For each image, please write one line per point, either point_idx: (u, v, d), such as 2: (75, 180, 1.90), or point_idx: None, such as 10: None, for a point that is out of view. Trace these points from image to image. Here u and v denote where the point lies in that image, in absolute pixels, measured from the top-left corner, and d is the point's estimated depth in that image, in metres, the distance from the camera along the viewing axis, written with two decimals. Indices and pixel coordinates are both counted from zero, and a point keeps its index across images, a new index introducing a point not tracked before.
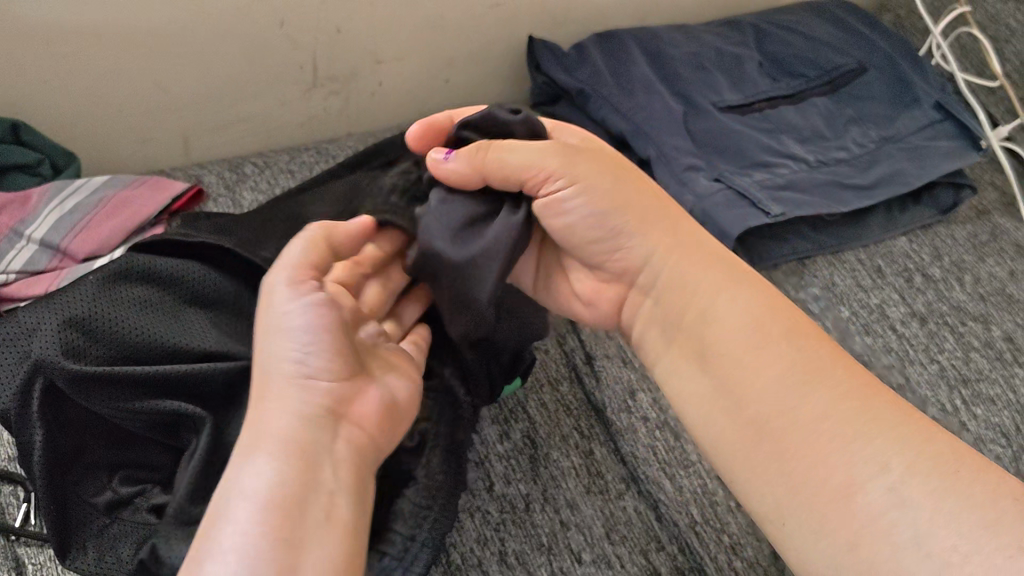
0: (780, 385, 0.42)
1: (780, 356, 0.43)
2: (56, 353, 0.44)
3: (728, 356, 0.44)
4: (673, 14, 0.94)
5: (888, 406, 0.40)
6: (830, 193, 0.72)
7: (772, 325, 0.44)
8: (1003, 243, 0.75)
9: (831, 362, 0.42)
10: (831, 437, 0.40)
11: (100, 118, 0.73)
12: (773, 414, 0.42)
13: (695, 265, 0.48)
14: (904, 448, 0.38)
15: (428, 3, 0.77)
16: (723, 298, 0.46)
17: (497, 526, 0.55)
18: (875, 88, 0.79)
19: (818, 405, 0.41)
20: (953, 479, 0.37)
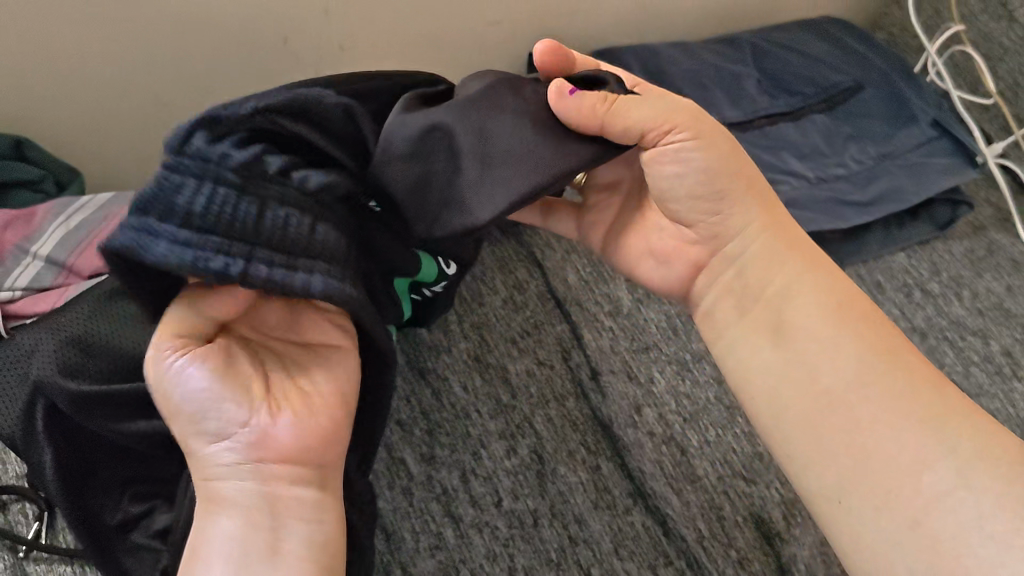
0: (854, 367, 0.45)
1: (851, 346, 0.46)
2: (54, 373, 0.49)
3: (804, 337, 0.47)
4: (673, 32, 0.96)
5: (954, 397, 0.43)
6: (831, 210, 0.74)
7: (847, 314, 0.47)
8: (999, 258, 0.77)
9: (902, 349, 0.45)
10: (886, 421, 0.43)
11: (114, 135, 0.74)
12: (845, 393, 0.44)
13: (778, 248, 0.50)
14: (967, 436, 0.41)
15: (432, 20, 0.79)
16: (802, 286, 0.49)
17: (505, 542, 0.57)
18: (872, 105, 0.82)
19: (890, 389, 0.43)
20: (1018, 472, 0.39)
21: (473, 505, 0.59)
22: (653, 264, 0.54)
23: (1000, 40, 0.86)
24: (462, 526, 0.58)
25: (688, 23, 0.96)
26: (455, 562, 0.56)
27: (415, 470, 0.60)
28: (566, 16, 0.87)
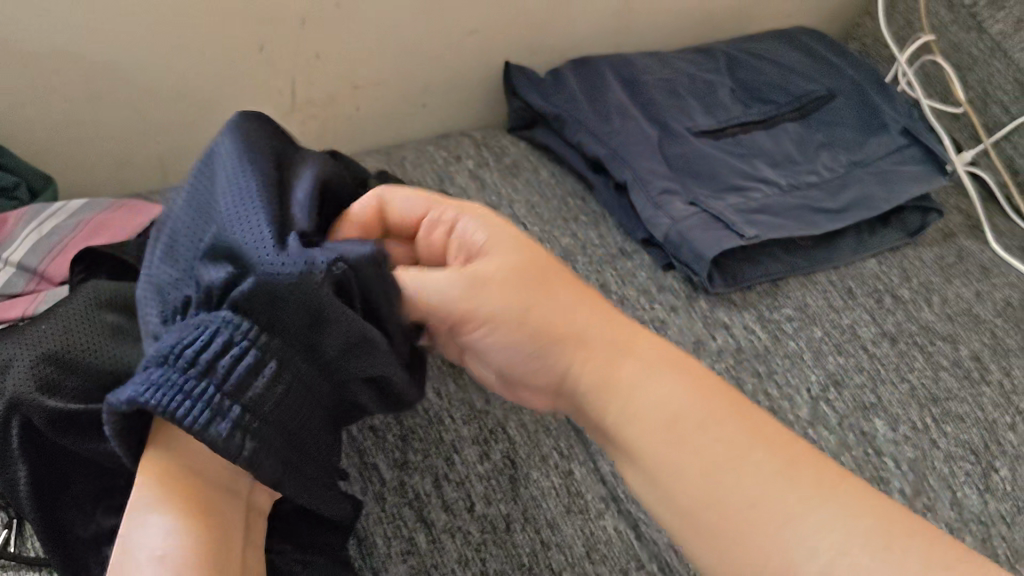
0: (712, 463, 0.42)
1: (709, 441, 0.42)
2: (31, 390, 0.45)
3: (656, 433, 0.44)
4: (648, 42, 0.97)
5: (814, 471, 0.41)
6: (803, 216, 0.73)
7: (691, 409, 0.44)
8: (969, 265, 0.78)
9: (753, 434, 0.43)
10: (767, 503, 0.40)
11: (90, 144, 0.74)
12: (707, 492, 0.41)
13: (614, 349, 0.47)
14: (838, 515, 0.39)
15: (408, 29, 0.80)
16: (635, 385, 0.45)
17: (477, 547, 0.56)
18: (844, 113, 0.83)
19: (753, 483, 0.41)
20: (890, 542, 0.38)
21: (446, 510, 0.58)
22: (493, 382, 0.53)
23: (969, 50, 0.88)
24: (434, 531, 0.57)
25: (664, 34, 0.97)
26: (427, 567, 0.55)
27: (387, 475, 0.59)
28: (542, 27, 0.88)
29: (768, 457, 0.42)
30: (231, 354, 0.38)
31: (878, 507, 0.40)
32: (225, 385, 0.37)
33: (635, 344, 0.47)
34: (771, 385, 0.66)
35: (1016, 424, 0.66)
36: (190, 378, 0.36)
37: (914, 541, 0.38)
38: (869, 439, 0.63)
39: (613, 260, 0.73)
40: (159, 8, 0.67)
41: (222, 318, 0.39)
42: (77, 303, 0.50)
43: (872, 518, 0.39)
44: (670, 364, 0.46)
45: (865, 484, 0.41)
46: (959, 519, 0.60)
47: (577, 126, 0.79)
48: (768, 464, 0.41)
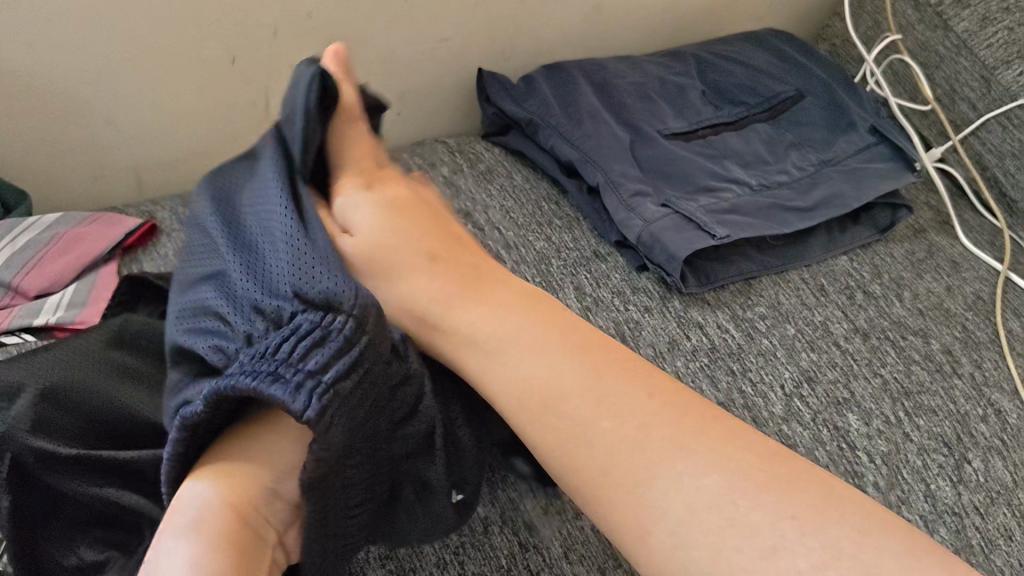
0: (596, 418, 0.41)
1: (571, 415, 0.42)
2: (26, 428, 0.42)
3: (537, 389, 0.43)
4: (620, 48, 0.98)
5: (703, 426, 0.40)
6: (773, 215, 0.74)
7: (550, 382, 0.43)
8: (939, 260, 0.79)
9: (607, 401, 0.42)
10: (656, 458, 0.39)
11: (64, 158, 0.74)
12: (590, 450, 0.41)
13: (467, 332, 0.46)
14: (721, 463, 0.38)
15: (379, 36, 0.80)
16: (503, 358, 0.45)
17: (456, 550, 0.57)
18: (813, 113, 0.84)
19: (631, 430, 0.40)
20: (767, 481, 0.38)
21: None
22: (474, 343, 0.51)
23: (936, 48, 0.89)
24: None
25: (636, 38, 0.98)
26: (405, 571, 0.55)
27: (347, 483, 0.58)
28: (513, 33, 0.88)
29: (619, 420, 0.41)
30: (313, 341, 0.38)
31: (718, 457, 0.39)
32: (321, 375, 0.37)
33: (495, 312, 0.46)
34: (745, 383, 0.66)
35: (987, 416, 0.67)
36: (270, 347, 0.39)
37: (755, 483, 0.37)
38: (843, 434, 0.64)
39: (587, 263, 0.74)
40: (130, 22, 0.67)
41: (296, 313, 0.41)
42: (81, 338, 0.50)
43: (716, 465, 0.38)
44: (540, 327, 0.45)
45: (720, 430, 0.40)
46: (934, 512, 0.60)
47: (549, 130, 0.80)
48: (621, 425, 0.41)
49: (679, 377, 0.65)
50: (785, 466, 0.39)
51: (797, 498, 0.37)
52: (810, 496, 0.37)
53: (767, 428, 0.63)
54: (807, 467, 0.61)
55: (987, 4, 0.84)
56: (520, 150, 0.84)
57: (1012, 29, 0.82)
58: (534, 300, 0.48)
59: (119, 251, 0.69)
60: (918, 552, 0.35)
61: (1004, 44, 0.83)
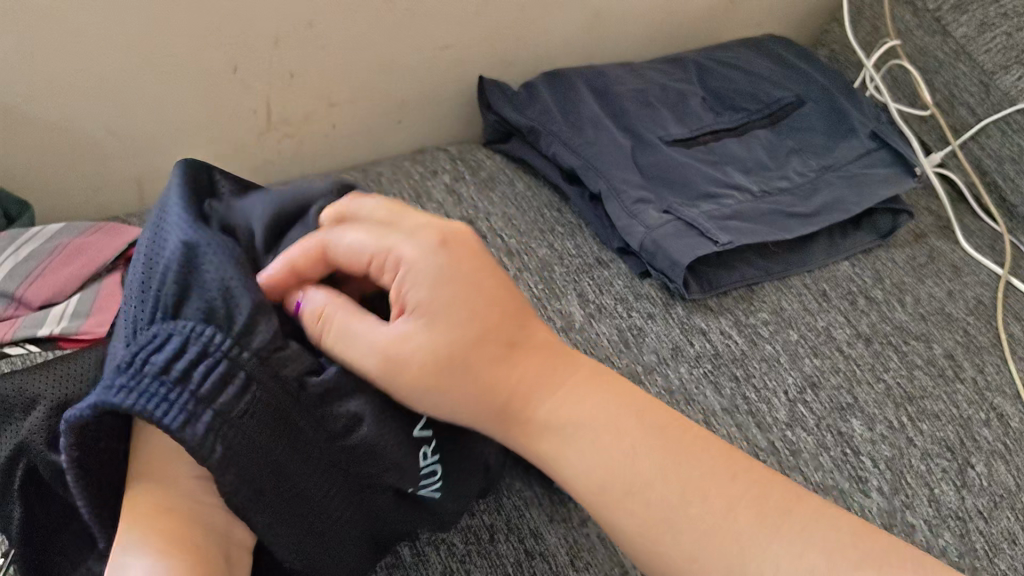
0: (668, 480, 0.43)
1: (663, 496, 0.42)
2: (43, 439, 0.43)
3: (593, 440, 0.44)
4: (620, 55, 0.98)
5: (769, 490, 0.43)
6: (774, 221, 0.75)
7: (634, 463, 0.43)
8: (939, 264, 0.79)
9: (688, 477, 0.43)
10: (740, 526, 0.42)
11: (67, 167, 0.74)
12: (666, 509, 0.42)
13: (525, 397, 0.45)
14: (801, 534, 0.42)
15: (381, 45, 0.81)
16: (584, 448, 0.44)
17: (462, 558, 0.57)
18: (813, 119, 0.84)
19: (710, 500, 0.42)
20: (837, 541, 0.42)
21: None
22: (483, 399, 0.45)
23: (934, 53, 0.90)
24: (418, 545, 0.57)
25: (635, 46, 0.98)
26: None
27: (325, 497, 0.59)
28: (514, 41, 0.89)
29: (708, 504, 0.42)
30: (180, 350, 0.37)
31: (804, 534, 0.42)
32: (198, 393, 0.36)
33: (561, 391, 0.45)
34: (749, 389, 0.66)
35: (990, 420, 0.67)
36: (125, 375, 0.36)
37: (850, 549, 0.41)
38: (847, 439, 0.64)
39: (590, 270, 0.74)
40: (133, 31, 0.68)
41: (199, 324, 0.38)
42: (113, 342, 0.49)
43: (803, 519, 0.42)
44: (584, 379, 0.47)
45: (792, 487, 0.44)
46: (938, 516, 0.61)
47: (551, 137, 0.80)
48: (714, 496, 0.43)
49: (683, 384, 0.65)
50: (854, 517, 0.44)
51: (877, 541, 0.42)
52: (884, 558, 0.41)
53: (771, 434, 0.64)
54: (811, 472, 0.62)
55: (984, 9, 0.85)
56: (522, 157, 0.85)
57: (1011, 33, 0.83)
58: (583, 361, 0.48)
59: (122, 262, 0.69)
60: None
61: (1002, 49, 0.84)
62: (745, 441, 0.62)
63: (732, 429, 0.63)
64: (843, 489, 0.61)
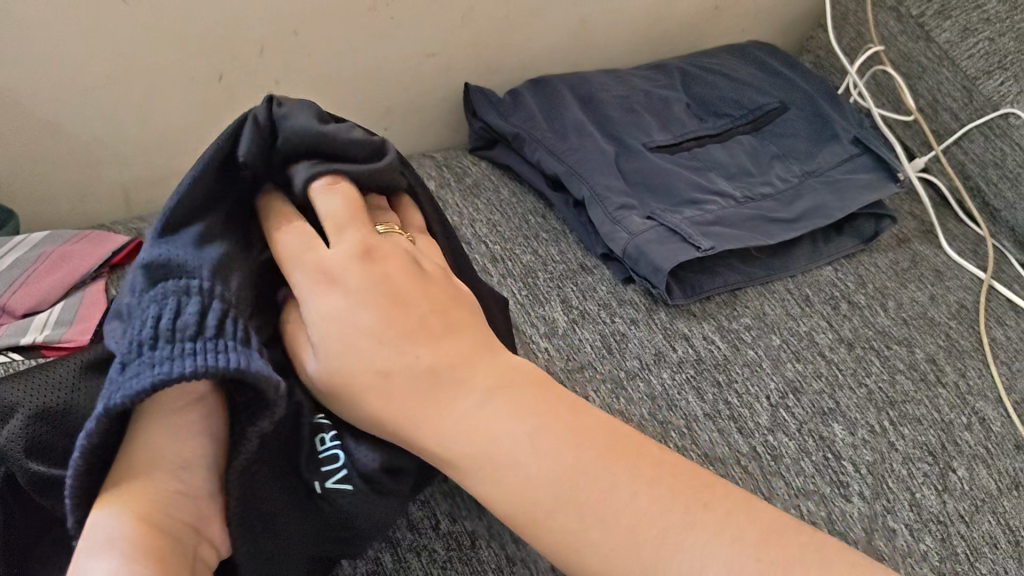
0: (580, 494, 0.41)
1: (572, 520, 0.41)
2: (22, 448, 0.43)
3: (501, 450, 0.42)
4: (605, 62, 0.98)
5: (690, 500, 0.42)
6: (757, 226, 0.75)
7: (537, 485, 0.41)
8: (922, 269, 0.80)
9: (590, 499, 0.41)
10: (652, 539, 0.40)
11: (51, 176, 0.74)
12: (578, 525, 0.40)
13: (434, 409, 0.44)
14: (718, 547, 0.40)
15: (364, 53, 0.81)
16: (485, 473, 0.42)
17: (443, 564, 0.57)
18: (796, 125, 0.85)
19: (626, 513, 0.41)
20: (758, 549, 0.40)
21: (411, 530, 0.58)
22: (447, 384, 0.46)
23: (918, 59, 0.90)
24: (399, 551, 0.57)
25: (620, 53, 0.98)
26: None
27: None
28: (499, 49, 0.89)
29: (619, 522, 0.40)
30: (167, 314, 0.38)
31: (724, 546, 0.40)
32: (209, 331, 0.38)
33: (467, 407, 0.44)
34: (731, 394, 0.67)
35: (971, 424, 0.68)
36: (136, 364, 0.36)
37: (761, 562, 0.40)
38: (828, 444, 0.64)
39: (573, 275, 0.74)
40: (116, 39, 0.68)
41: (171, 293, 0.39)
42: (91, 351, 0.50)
43: (712, 539, 0.40)
44: (501, 386, 0.45)
45: (706, 498, 0.42)
46: (919, 520, 0.61)
47: (535, 144, 0.80)
48: (620, 517, 0.41)
49: (666, 389, 0.66)
50: (772, 529, 0.41)
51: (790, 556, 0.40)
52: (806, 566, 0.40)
53: (753, 439, 0.64)
54: (793, 476, 0.62)
55: (967, 14, 0.85)
56: (507, 164, 0.85)
57: (993, 38, 0.84)
58: (497, 368, 0.46)
59: (106, 269, 0.70)
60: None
61: (984, 54, 0.84)
62: (726, 446, 0.63)
63: (713, 434, 0.63)
64: (824, 494, 0.61)
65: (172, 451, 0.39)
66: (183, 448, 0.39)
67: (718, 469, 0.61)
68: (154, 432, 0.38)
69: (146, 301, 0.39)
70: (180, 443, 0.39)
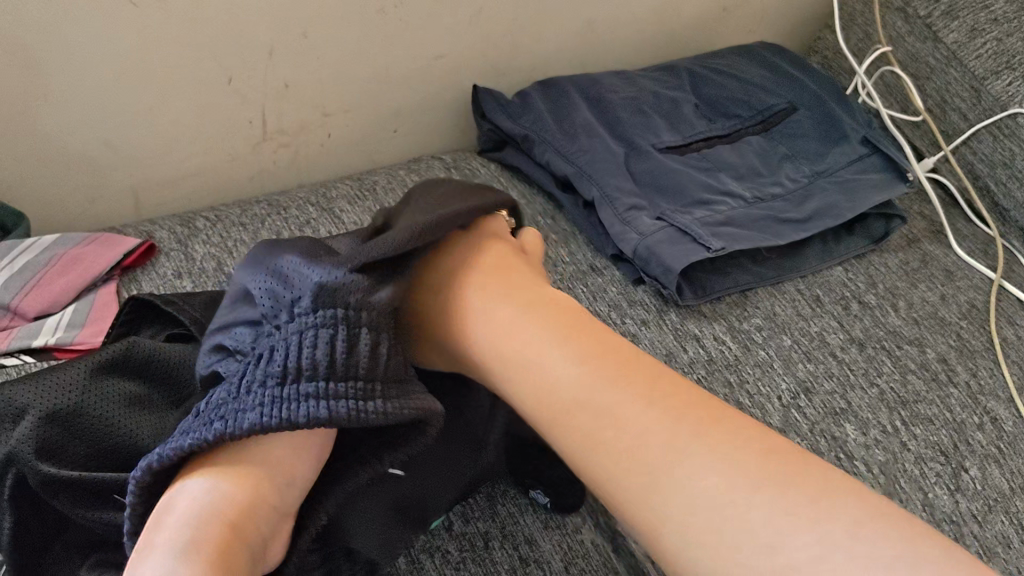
0: (589, 392, 0.43)
1: (580, 426, 0.42)
2: (32, 450, 0.43)
3: (528, 364, 0.45)
4: (613, 63, 0.98)
5: (705, 415, 0.41)
6: (767, 226, 0.75)
7: (556, 393, 0.44)
8: (933, 269, 0.80)
9: (602, 404, 0.42)
10: (656, 436, 0.40)
11: (63, 179, 0.74)
12: (586, 428, 0.42)
13: (488, 328, 0.48)
14: (720, 455, 0.39)
15: (373, 54, 0.81)
16: (521, 384, 0.45)
17: (457, 565, 0.57)
18: (805, 125, 0.85)
19: (633, 414, 0.41)
20: (768, 475, 0.38)
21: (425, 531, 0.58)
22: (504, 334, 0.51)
23: (926, 59, 0.90)
24: (413, 552, 0.57)
25: (627, 55, 0.98)
26: None
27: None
28: (507, 50, 0.89)
29: (627, 427, 0.41)
30: (326, 340, 0.43)
31: (724, 452, 0.39)
32: (355, 357, 0.43)
33: (508, 326, 0.47)
34: (743, 395, 0.67)
35: (983, 424, 0.67)
36: (261, 391, 0.41)
37: (760, 477, 0.38)
38: (841, 444, 0.65)
39: (585, 276, 0.74)
40: (127, 39, 0.68)
41: (317, 317, 0.43)
42: (107, 350, 0.50)
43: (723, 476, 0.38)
44: (549, 311, 0.48)
45: (724, 436, 0.39)
46: (931, 521, 0.61)
47: (544, 145, 0.80)
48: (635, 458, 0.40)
49: None
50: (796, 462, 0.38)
51: (809, 498, 0.37)
52: (823, 496, 0.37)
53: None
54: None
55: (975, 15, 0.85)
56: (516, 166, 0.85)
57: (1002, 38, 0.83)
58: (548, 300, 0.49)
59: (117, 271, 0.70)
60: (929, 544, 0.35)
61: (993, 54, 0.84)
62: None
63: None
64: None
65: (287, 465, 0.43)
66: (294, 466, 0.43)
67: None
68: (285, 445, 0.43)
69: (293, 329, 0.43)
70: (298, 458, 0.44)
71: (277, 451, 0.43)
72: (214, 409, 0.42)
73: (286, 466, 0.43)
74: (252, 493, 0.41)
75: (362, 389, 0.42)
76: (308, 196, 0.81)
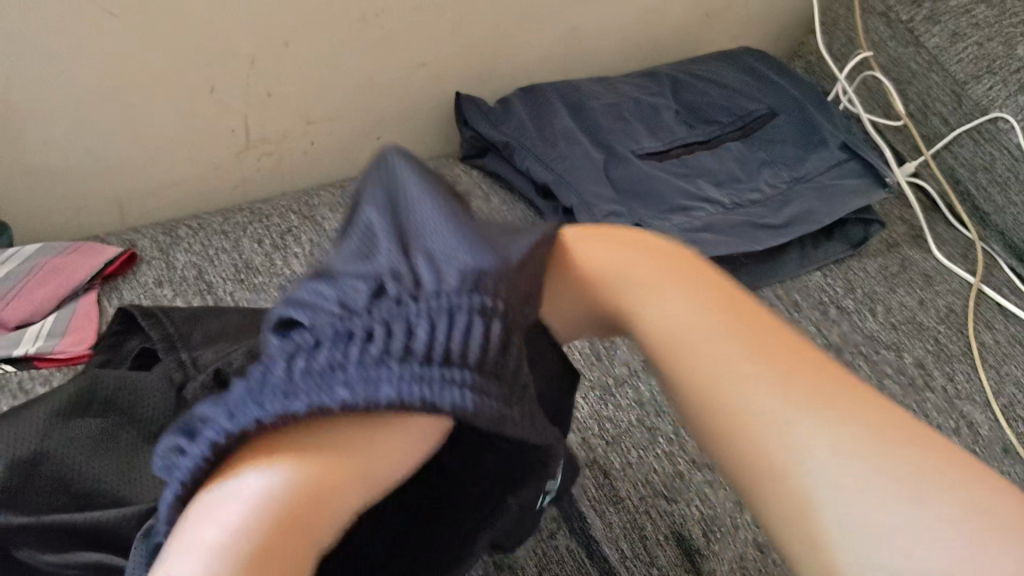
0: (782, 381, 0.33)
1: (760, 436, 0.32)
2: None
3: (697, 351, 0.35)
4: (596, 70, 0.99)
5: (961, 477, 0.30)
6: (746, 232, 0.75)
7: (733, 391, 0.33)
8: (911, 274, 0.80)
9: (810, 396, 0.32)
10: (867, 469, 0.30)
11: (45, 191, 0.75)
12: (763, 448, 0.32)
13: (656, 314, 0.36)
14: (944, 494, 0.29)
15: (354, 63, 0.82)
16: (681, 369, 0.35)
17: None
18: (785, 131, 0.85)
19: (845, 433, 0.31)
20: (1012, 517, 0.29)
21: None
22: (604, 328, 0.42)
23: (907, 64, 0.90)
24: None
25: (611, 61, 0.99)
26: None
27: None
28: (489, 58, 0.89)
29: (831, 435, 0.31)
30: (473, 313, 0.30)
31: (957, 494, 0.29)
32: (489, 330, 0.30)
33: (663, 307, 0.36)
34: None
35: (960, 428, 0.68)
36: (397, 365, 0.27)
37: (984, 525, 0.29)
38: None
39: None
40: (109, 49, 0.68)
41: (464, 300, 0.30)
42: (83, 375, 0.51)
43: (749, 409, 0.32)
44: (736, 309, 0.36)
45: (885, 428, 0.31)
46: None
47: (525, 152, 0.80)
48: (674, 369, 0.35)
49: (653, 396, 0.69)
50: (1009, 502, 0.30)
51: (974, 492, 0.30)
52: None
53: None
54: None
55: (956, 19, 0.86)
56: (498, 172, 0.85)
57: (982, 43, 0.83)
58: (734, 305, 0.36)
59: (98, 280, 0.70)
60: None
61: (973, 59, 0.84)
62: None
63: None
64: None
65: (393, 457, 0.30)
66: (401, 454, 0.30)
67: (706, 476, 0.64)
68: (411, 428, 0.29)
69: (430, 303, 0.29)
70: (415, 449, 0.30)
71: (391, 441, 0.29)
72: (294, 382, 0.27)
73: (392, 462, 0.30)
74: (344, 484, 0.29)
75: (497, 390, 0.29)
76: (290, 204, 0.82)
